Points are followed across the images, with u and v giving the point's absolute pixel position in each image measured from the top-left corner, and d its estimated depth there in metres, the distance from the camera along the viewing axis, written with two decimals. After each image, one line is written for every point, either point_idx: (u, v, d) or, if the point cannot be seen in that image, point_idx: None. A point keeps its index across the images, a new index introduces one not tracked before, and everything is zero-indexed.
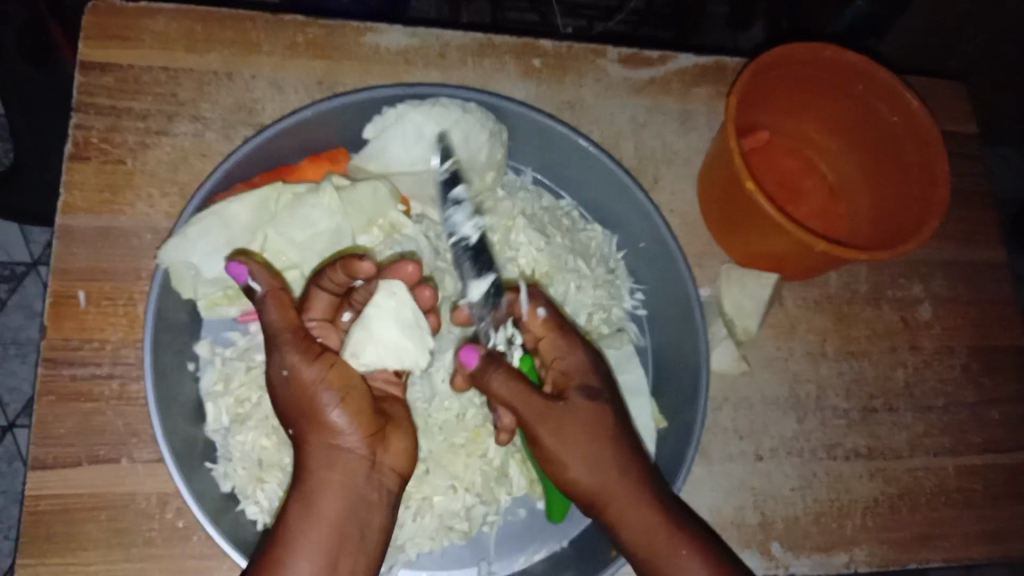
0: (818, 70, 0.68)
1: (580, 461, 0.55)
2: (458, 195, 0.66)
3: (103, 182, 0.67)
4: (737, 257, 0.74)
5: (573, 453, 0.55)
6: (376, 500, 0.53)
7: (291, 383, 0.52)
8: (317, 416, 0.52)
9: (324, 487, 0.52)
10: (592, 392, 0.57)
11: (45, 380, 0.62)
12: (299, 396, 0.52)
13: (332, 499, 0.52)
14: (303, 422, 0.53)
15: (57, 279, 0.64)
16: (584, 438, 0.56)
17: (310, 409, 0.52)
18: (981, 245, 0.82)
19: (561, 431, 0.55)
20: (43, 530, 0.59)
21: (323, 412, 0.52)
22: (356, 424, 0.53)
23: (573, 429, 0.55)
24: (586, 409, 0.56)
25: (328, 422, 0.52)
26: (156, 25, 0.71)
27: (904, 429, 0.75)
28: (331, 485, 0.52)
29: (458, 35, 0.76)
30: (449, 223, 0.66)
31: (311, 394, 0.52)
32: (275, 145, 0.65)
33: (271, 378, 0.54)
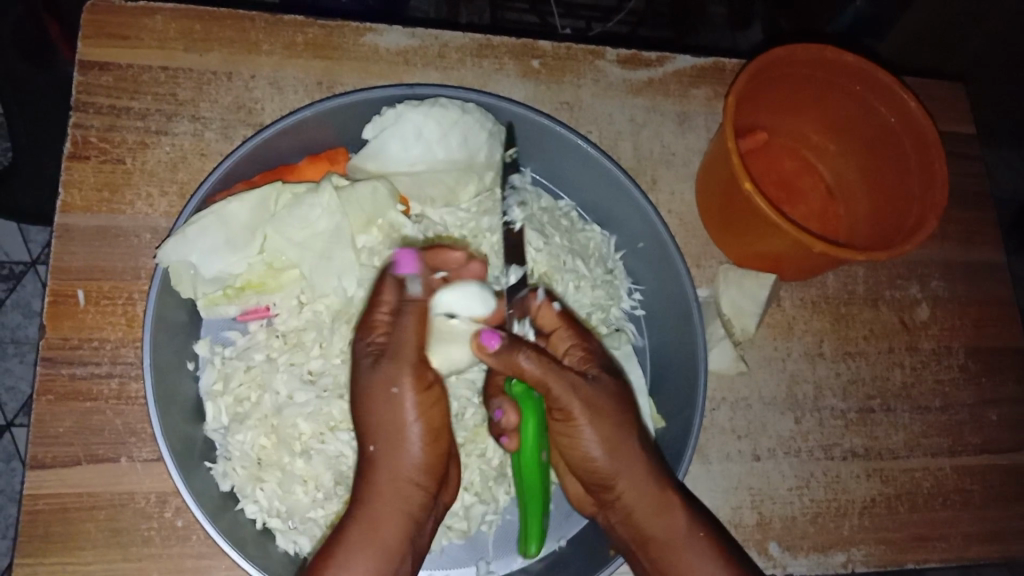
0: (816, 71, 0.68)
1: (600, 444, 0.54)
2: (516, 182, 0.71)
3: (102, 181, 0.67)
4: (735, 258, 0.75)
5: (603, 431, 0.54)
6: (423, 527, 0.54)
7: (394, 405, 0.52)
8: (402, 440, 0.53)
9: (387, 515, 0.52)
10: (608, 370, 0.58)
11: (44, 378, 0.62)
12: (393, 419, 0.52)
13: (397, 526, 0.52)
14: (386, 445, 0.53)
15: (56, 277, 0.64)
16: (611, 410, 0.55)
17: (397, 434, 0.52)
18: (979, 245, 0.83)
19: (592, 402, 0.54)
20: (41, 529, 0.59)
21: (408, 439, 0.53)
22: (431, 455, 0.54)
23: (600, 407, 0.54)
24: (610, 386, 0.56)
25: (409, 448, 0.53)
26: (155, 25, 0.71)
27: (901, 430, 0.75)
28: (396, 512, 0.52)
29: (457, 36, 0.76)
30: (504, 203, 0.70)
31: (405, 421, 0.52)
32: (274, 145, 0.65)
33: (372, 392, 0.52)
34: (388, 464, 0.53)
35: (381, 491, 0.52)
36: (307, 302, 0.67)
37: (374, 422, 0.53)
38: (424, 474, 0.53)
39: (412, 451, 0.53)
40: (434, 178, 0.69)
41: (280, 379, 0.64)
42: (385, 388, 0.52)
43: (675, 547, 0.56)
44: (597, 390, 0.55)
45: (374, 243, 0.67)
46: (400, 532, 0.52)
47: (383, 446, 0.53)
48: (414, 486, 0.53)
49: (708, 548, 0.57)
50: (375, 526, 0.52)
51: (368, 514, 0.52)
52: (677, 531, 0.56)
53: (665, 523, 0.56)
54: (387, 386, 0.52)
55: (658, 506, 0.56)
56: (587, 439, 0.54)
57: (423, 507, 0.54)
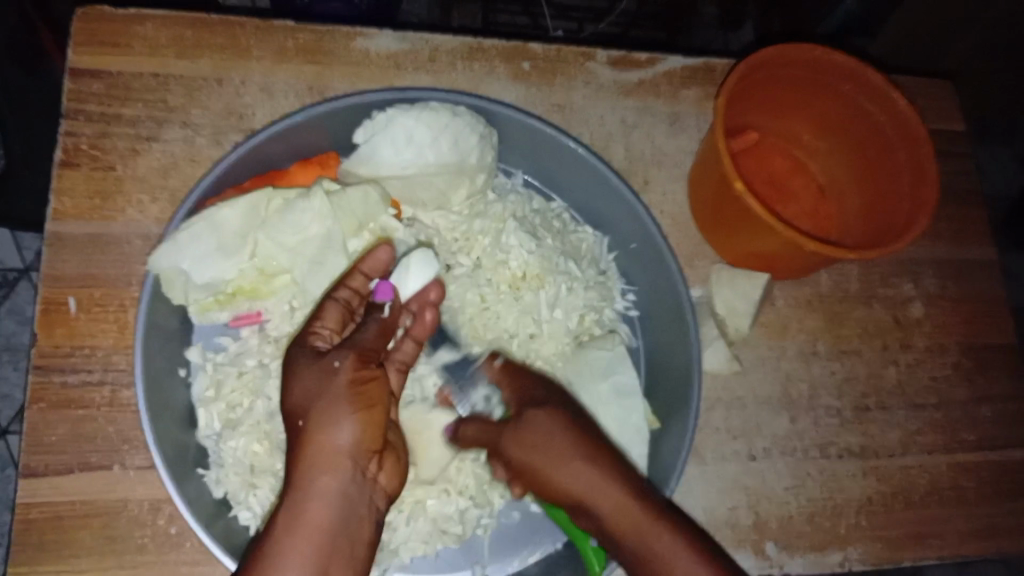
0: (805, 70, 0.68)
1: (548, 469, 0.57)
2: None
3: (93, 188, 0.67)
4: (727, 257, 0.75)
5: (538, 455, 0.58)
6: (364, 516, 0.52)
7: (329, 377, 0.53)
8: (332, 416, 0.52)
9: (314, 496, 0.51)
10: (539, 401, 0.62)
11: (36, 387, 0.62)
12: (327, 391, 0.52)
13: (326, 511, 0.51)
14: (317, 420, 0.52)
15: (47, 285, 0.64)
16: (544, 433, 0.58)
17: (332, 409, 0.52)
18: (972, 243, 0.83)
19: (521, 435, 0.59)
20: (34, 538, 0.59)
21: (339, 416, 0.52)
22: (365, 439, 0.53)
23: (528, 438, 0.58)
24: (539, 416, 0.59)
25: (336, 427, 0.52)
26: (145, 31, 0.71)
27: (896, 427, 0.75)
28: (327, 495, 0.51)
29: (447, 39, 0.76)
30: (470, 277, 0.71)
31: (338, 395, 0.52)
32: (264, 150, 0.65)
33: (309, 365, 0.54)
34: (315, 441, 0.51)
35: (310, 470, 0.51)
36: (299, 307, 0.66)
37: (308, 392, 0.53)
38: (359, 457, 0.52)
39: (341, 428, 0.52)
40: (424, 180, 0.68)
41: (273, 385, 0.64)
42: (327, 362, 0.53)
43: (651, 547, 0.53)
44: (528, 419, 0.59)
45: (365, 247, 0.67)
46: (331, 517, 0.51)
47: (312, 422, 0.52)
48: (347, 468, 0.52)
49: (680, 541, 0.53)
50: (304, 510, 0.51)
51: (298, 497, 0.51)
52: (642, 528, 0.54)
53: (630, 513, 0.54)
54: (327, 358, 0.53)
55: (616, 508, 0.55)
56: (534, 465, 0.58)
57: (356, 492, 0.52)
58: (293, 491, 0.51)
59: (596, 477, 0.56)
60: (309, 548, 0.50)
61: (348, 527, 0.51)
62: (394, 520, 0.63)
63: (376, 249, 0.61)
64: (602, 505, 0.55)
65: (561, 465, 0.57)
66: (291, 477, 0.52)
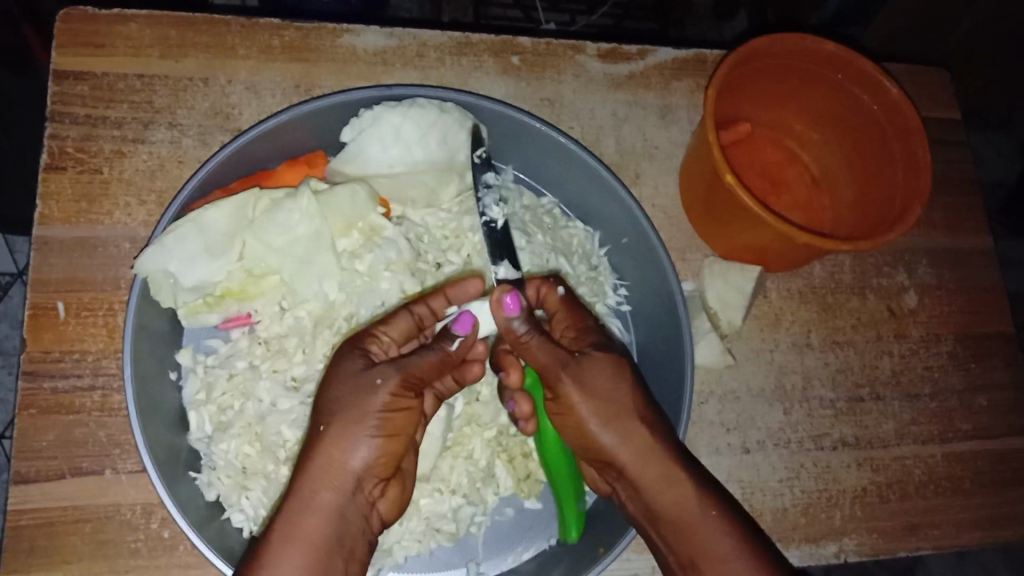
0: (795, 59, 0.68)
1: (597, 420, 0.56)
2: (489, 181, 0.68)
3: (79, 191, 0.67)
4: (719, 250, 0.74)
5: (594, 406, 0.55)
6: (357, 538, 0.52)
7: (370, 395, 0.53)
8: (352, 435, 0.52)
9: (316, 514, 0.50)
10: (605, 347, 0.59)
11: (26, 392, 0.62)
12: (358, 410, 0.52)
13: (324, 527, 0.50)
14: (338, 435, 0.52)
15: (35, 290, 0.64)
16: (608, 388, 0.56)
17: (358, 429, 0.52)
18: (967, 231, 0.82)
19: (583, 378, 0.56)
20: (26, 544, 0.59)
21: (361, 435, 0.52)
22: (378, 464, 0.53)
23: (591, 381, 0.56)
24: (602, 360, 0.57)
25: (354, 448, 0.52)
26: (129, 32, 0.70)
27: (891, 418, 0.75)
28: (327, 511, 0.51)
29: (435, 34, 0.76)
30: (478, 203, 0.68)
31: (369, 415, 0.52)
32: (250, 150, 0.65)
33: (350, 380, 0.53)
34: (329, 455, 0.52)
35: (313, 483, 0.51)
36: (289, 307, 0.66)
37: (336, 401, 0.53)
38: (366, 479, 0.52)
39: (361, 451, 0.52)
40: (413, 177, 0.68)
41: (263, 387, 0.64)
42: (372, 378, 0.53)
43: (693, 523, 0.54)
44: (589, 366, 0.56)
45: (355, 246, 0.67)
46: (327, 535, 0.50)
47: (332, 436, 0.52)
48: (351, 488, 0.52)
49: (726, 525, 0.54)
50: (302, 522, 0.50)
51: (298, 512, 0.50)
52: (690, 507, 0.55)
53: (679, 487, 0.55)
54: (372, 375, 0.53)
55: (664, 479, 0.55)
56: (582, 410, 0.56)
57: (354, 513, 0.52)
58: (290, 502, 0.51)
59: (650, 447, 0.55)
60: (304, 564, 0.49)
61: (342, 545, 0.51)
62: None
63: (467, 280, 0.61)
64: (649, 474, 0.55)
65: (619, 422, 0.56)
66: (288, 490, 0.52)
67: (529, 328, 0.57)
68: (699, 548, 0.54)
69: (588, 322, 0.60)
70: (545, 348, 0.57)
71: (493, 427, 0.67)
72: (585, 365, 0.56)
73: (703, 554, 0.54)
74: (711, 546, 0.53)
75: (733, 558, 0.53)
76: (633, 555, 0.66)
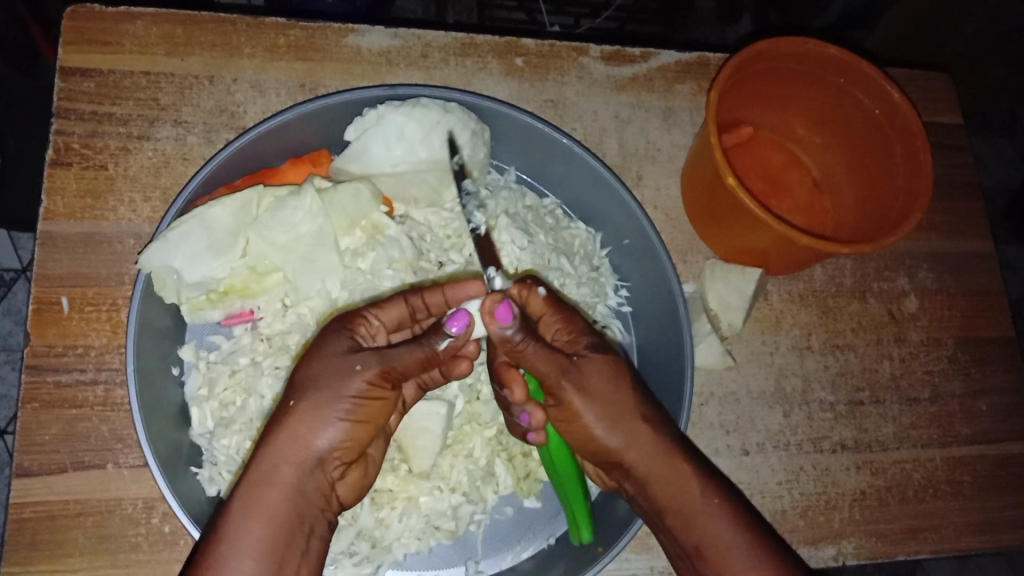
0: (797, 63, 0.68)
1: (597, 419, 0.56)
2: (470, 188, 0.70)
3: (84, 187, 0.67)
4: (721, 252, 0.75)
5: (598, 409, 0.55)
6: (317, 518, 0.51)
7: (346, 378, 0.52)
8: (322, 414, 0.51)
9: (276, 489, 0.50)
10: (601, 347, 0.58)
11: (29, 386, 0.62)
12: (328, 390, 0.52)
13: (284, 502, 0.50)
14: (307, 412, 0.51)
15: (39, 285, 0.64)
16: (607, 391, 0.56)
17: (329, 411, 0.51)
18: (968, 236, 0.83)
19: (584, 385, 0.55)
20: (27, 538, 0.59)
21: (330, 417, 0.51)
22: (344, 446, 0.52)
23: (594, 385, 0.56)
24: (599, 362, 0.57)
25: (321, 428, 0.51)
26: (135, 29, 0.71)
27: (891, 421, 0.75)
28: (287, 487, 0.50)
29: (440, 35, 0.76)
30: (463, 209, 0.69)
31: (342, 398, 0.52)
32: (255, 147, 0.65)
33: (328, 359, 0.53)
34: (295, 432, 0.50)
35: (274, 458, 0.50)
36: (291, 304, 0.66)
37: (311, 379, 0.52)
38: (330, 461, 0.52)
39: (328, 432, 0.51)
40: (416, 176, 0.68)
41: (265, 383, 0.64)
42: (351, 363, 0.53)
43: (692, 516, 0.55)
44: (590, 372, 0.56)
45: (357, 244, 0.68)
46: (287, 510, 0.49)
47: (301, 413, 0.51)
48: (313, 467, 0.51)
49: (727, 514, 0.55)
50: (260, 500, 0.49)
51: (258, 487, 0.49)
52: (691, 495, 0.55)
53: (681, 478, 0.55)
54: (352, 360, 0.53)
55: (671, 475, 0.55)
56: (586, 416, 0.55)
57: (314, 491, 0.51)
58: (250, 477, 0.50)
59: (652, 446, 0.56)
60: (263, 538, 0.48)
61: (301, 522, 0.50)
62: (386, 517, 0.63)
63: (470, 282, 0.60)
64: (659, 469, 0.55)
65: (623, 423, 0.56)
66: (249, 466, 0.50)
67: (523, 334, 0.55)
68: (704, 538, 0.54)
69: (579, 322, 0.59)
70: (544, 355, 0.55)
71: (494, 426, 0.67)
72: (585, 370, 0.56)
73: (711, 543, 0.54)
74: (712, 535, 0.54)
75: (736, 546, 0.54)
76: (632, 555, 0.66)
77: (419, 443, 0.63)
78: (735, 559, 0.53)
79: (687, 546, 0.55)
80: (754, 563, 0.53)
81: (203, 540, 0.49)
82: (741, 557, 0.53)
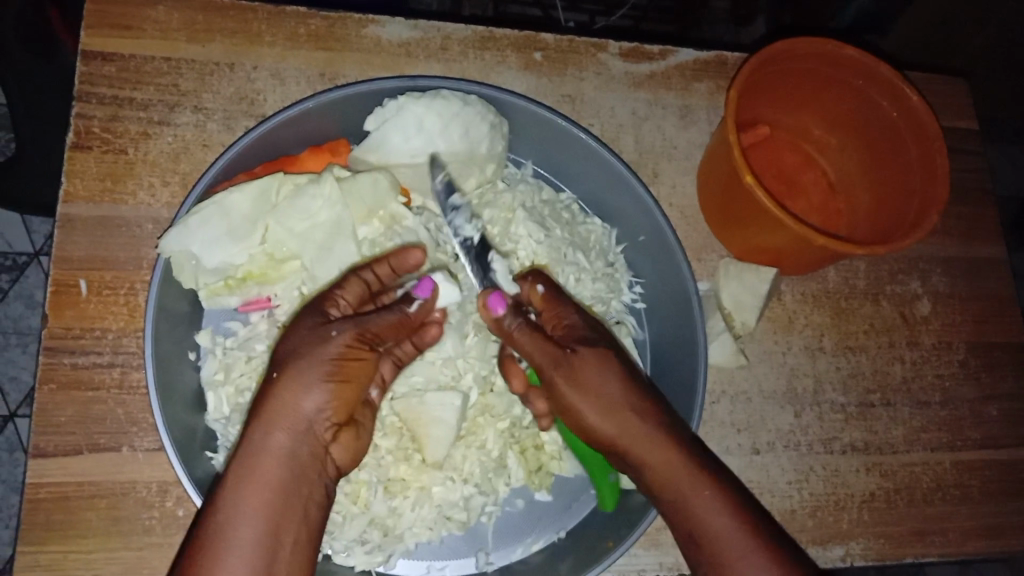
0: (818, 64, 0.68)
1: (593, 409, 0.56)
2: (456, 201, 0.69)
3: (104, 170, 0.67)
4: (735, 251, 0.75)
5: (588, 401, 0.56)
6: (313, 480, 0.51)
7: (322, 343, 0.53)
8: (305, 379, 0.51)
9: (265, 453, 0.50)
10: (592, 342, 0.59)
11: (46, 367, 0.62)
12: (307, 358, 0.52)
13: (275, 466, 0.49)
14: (287, 380, 0.51)
15: (58, 267, 0.64)
16: (599, 382, 0.57)
17: (310, 374, 0.52)
18: (982, 242, 0.83)
19: (575, 378, 0.57)
20: (42, 518, 0.59)
21: (311, 381, 0.52)
22: (331, 407, 0.52)
23: (586, 377, 0.57)
24: (589, 354, 0.57)
25: (305, 390, 0.51)
26: (157, 15, 0.71)
27: (901, 424, 0.76)
28: (279, 450, 0.50)
29: (459, 28, 0.76)
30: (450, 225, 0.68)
31: (320, 361, 0.52)
32: (276, 135, 0.65)
33: (308, 332, 0.54)
34: (280, 397, 0.51)
35: (263, 425, 0.51)
36: (308, 293, 0.67)
37: (292, 350, 0.53)
38: (320, 424, 0.52)
39: (311, 394, 0.51)
40: (434, 171, 0.68)
41: None
42: (325, 331, 0.54)
43: (690, 501, 0.55)
44: (578, 364, 0.57)
45: (375, 233, 0.68)
46: (280, 474, 0.49)
47: (284, 380, 0.51)
48: (302, 428, 0.51)
49: (721, 503, 0.54)
50: (251, 465, 0.49)
51: (247, 453, 0.50)
52: (686, 482, 0.55)
53: (673, 466, 0.55)
54: (326, 327, 0.54)
55: (663, 464, 0.55)
56: (579, 407, 0.57)
57: (305, 454, 0.51)
58: (241, 447, 0.50)
59: (646, 435, 0.56)
60: (254, 504, 0.48)
61: (295, 486, 0.50)
62: (399, 506, 0.64)
63: (410, 250, 0.62)
64: (652, 459, 0.56)
65: (614, 415, 0.56)
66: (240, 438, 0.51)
67: (516, 320, 0.60)
68: (699, 525, 0.54)
69: (572, 315, 0.60)
70: (537, 343, 0.59)
71: (507, 419, 0.67)
72: (575, 363, 0.57)
73: (705, 530, 0.54)
74: (708, 522, 0.54)
75: (730, 534, 0.53)
76: (641, 551, 0.67)
77: (435, 432, 0.63)
78: (733, 545, 0.53)
79: (686, 532, 0.55)
80: (747, 552, 0.52)
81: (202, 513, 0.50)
82: (737, 543, 0.53)
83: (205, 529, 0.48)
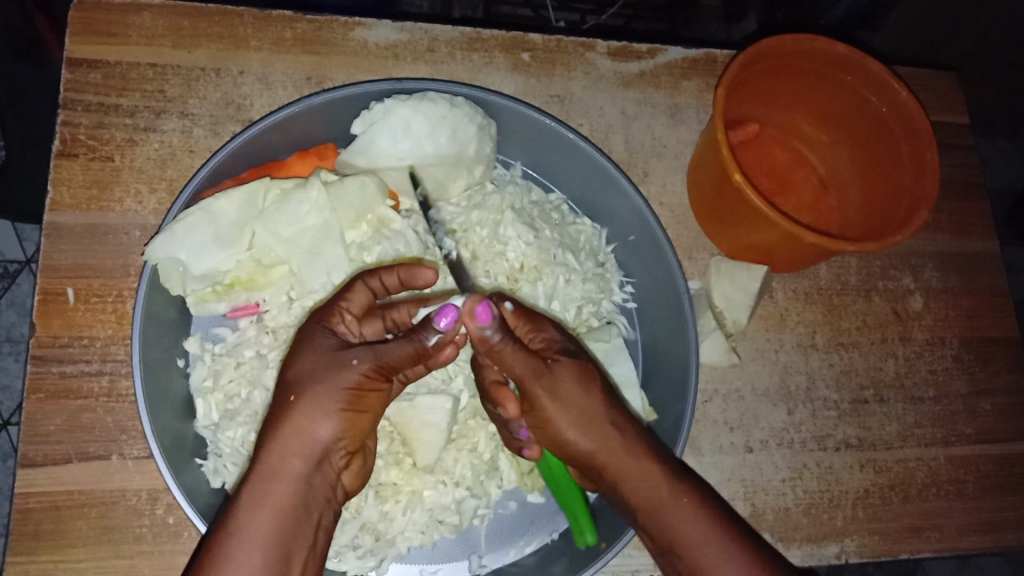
0: (806, 61, 0.68)
1: (571, 424, 0.56)
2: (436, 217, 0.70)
3: (90, 178, 0.67)
4: (726, 249, 0.75)
5: (568, 416, 0.56)
6: (323, 507, 0.51)
7: (342, 371, 0.52)
8: (322, 407, 0.51)
9: (281, 482, 0.50)
10: (571, 353, 0.58)
11: (34, 377, 0.62)
12: (326, 386, 0.51)
13: (291, 493, 0.50)
14: (308, 405, 0.51)
15: (46, 276, 0.64)
16: (579, 397, 0.56)
17: (330, 405, 0.51)
18: (974, 236, 0.82)
19: (555, 391, 0.55)
20: (32, 528, 0.59)
21: (328, 411, 0.51)
22: (344, 436, 0.52)
23: (565, 390, 0.56)
24: (570, 367, 0.56)
25: (322, 421, 0.51)
26: (142, 21, 0.71)
27: (894, 420, 0.75)
28: (295, 478, 0.50)
29: (446, 30, 0.76)
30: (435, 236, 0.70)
31: (338, 391, 0.51)
32: (261, 140, 0.65)
33: (329, 357, 0.53)
34: (298, 424, 0.51)
35: (280, 451, 0.50)
36: (297, 298, 0.67)
37: (308, 372, 0.52)
38: (333, 452, 0.52)
39: (328, 424, 0.51)
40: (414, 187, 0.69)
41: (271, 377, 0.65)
42: (345, 358, 0.52)
43: (668, 510, 0.54)
44: (562, 375, 0.56)
45: (363, 237, 0.68)
46: (294, 501, 0.50)
47: (304, 407, 0.51)
48: (316, 457, 0.51)
49: (698, 509, 0.54)
50: (266, 492, 0.49)
51: (263, 479, 0.50)
52: (664, 494, 0.55)
53: (652, 476, 0.55)
54: (348, 354, 0.52)
55: (640, 475, 0.55)
56: (557, 421, 0.56)
57: (319, 482, 0.51)
58: (256, 470, 0.50)
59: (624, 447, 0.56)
60: (270, 531, 0.48)
61: (307, 513, 0.50)
62: (390, 510, 0.63)
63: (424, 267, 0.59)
64: (630, 469, 0.55)
65: (593, 427, 0.56)
66: (254, 462, 0.51)
67: (502, 336, 0.55)
68: (677, 534, 0.54)
69: (549, 329, 0.59)
70: (520, 359, 0.56)
71: None
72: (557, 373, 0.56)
73: (681, 539, 0.53)
74: (688, 530, 0.53)
75: (712, 538, 0.53)
76: (635, 551, 0.66)
77: (425, 436, 0.64)
78: (711, 552, 0.53)
79: (659, 542, 0.55)
80: (727, 558, 0.52)
81: (209, 535, 0.49)
82: (715, 551, 0.53)
83: (216, 549, 0.48)
